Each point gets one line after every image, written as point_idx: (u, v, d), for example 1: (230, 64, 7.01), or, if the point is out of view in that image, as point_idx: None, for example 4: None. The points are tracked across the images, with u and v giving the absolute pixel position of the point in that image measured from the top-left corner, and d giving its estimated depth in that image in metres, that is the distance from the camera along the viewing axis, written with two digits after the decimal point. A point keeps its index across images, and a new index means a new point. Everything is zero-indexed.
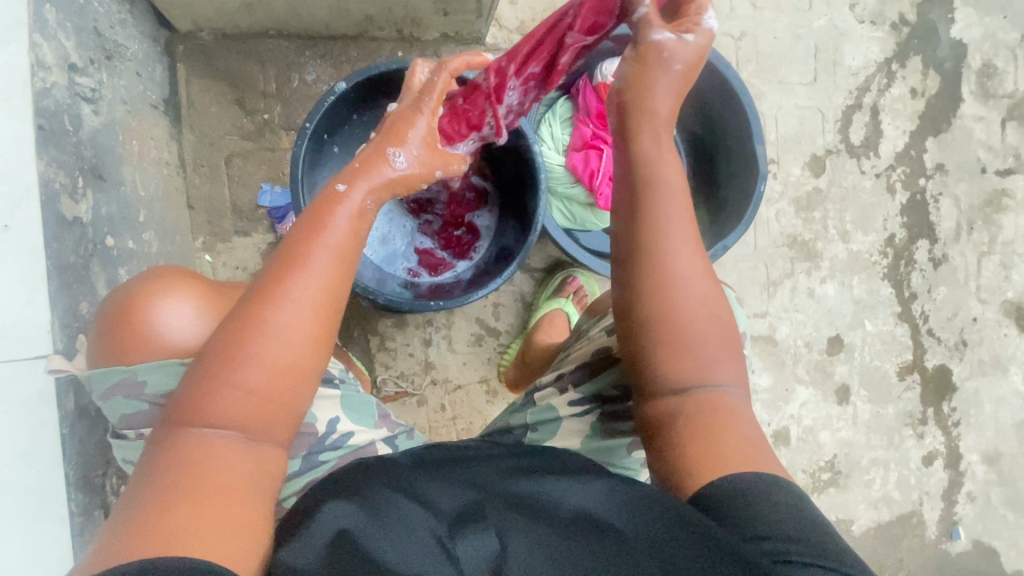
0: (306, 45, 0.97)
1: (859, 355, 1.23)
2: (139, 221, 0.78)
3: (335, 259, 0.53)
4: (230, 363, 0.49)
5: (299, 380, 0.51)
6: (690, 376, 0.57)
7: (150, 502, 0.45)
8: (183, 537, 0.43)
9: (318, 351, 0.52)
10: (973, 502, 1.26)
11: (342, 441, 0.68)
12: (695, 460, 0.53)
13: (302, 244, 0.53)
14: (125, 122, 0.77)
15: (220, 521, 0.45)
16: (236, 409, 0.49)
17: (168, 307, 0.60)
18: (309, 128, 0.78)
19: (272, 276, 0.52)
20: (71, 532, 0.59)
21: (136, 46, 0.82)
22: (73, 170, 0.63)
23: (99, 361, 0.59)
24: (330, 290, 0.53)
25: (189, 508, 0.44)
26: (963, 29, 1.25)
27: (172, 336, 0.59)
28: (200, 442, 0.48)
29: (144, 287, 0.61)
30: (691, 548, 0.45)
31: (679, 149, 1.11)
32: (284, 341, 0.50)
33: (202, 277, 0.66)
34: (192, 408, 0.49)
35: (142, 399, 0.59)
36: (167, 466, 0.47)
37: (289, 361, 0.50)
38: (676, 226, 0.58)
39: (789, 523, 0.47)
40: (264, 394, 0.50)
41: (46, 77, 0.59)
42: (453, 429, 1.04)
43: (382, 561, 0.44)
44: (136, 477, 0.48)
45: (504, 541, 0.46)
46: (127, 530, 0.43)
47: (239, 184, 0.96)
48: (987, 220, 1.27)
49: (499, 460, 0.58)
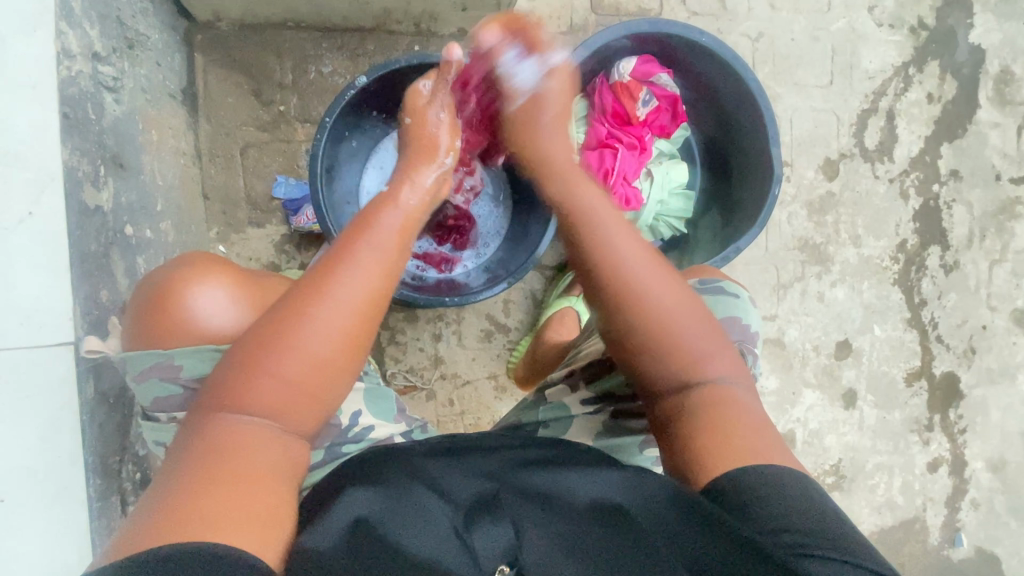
0: (323, 37, 0.97)
1: (867, 360, 1.23)
2: (157, 210, 0.78)
3: (379, 257, 0.54)
4: (269, 353, 0.50)
5: (333, 376, 0.51)
6: (678, 369, 0.57)
7: (182, 484, 0.45)
8: (214, 521, 0.42)
9: (356, 349, 0.52)
10: (977, 509, 1.26)
11: (364, 434, 0.69)
12: (706, 454, 0.53)
13: (352, 238, 0.55)
14: (145, 111, 0.77)
15: (249, 509, 0.44)
16: (272, 398, 0.49)
17: (203, 293, 0.60)
18: (328, 121, 0.78)
19: (323, 270, 0.53)
20: (90, 515, 0.60)
21: (156, 34, 0.83)
22: (95, 159, 0.63)
23: (135, 344, 0.60)
24: (375, 291, 0.53)
25: (221, 493, 0.44)
26: (982, 34, 1.24)
27: (208, 322, 0.59)
28: (236, 430, 0.48)
29: (178, 274, 0.61)
30: (705, 536, 0.45)
31: (693, 147, 1.12)
32: (323, 334, 0.50)
33: (234, 265, 0.66)
34: (229, 396, 0.49)
35: (178, 383, 0.59)
36: (201, 449, 0.47)
37: (326, 352, 0.51)
38: (614, 251, 0.59)
39: (803, 515, 0.47)
40: (301, 385, 0.50)
41: (71, 66, 0.60)
42: (461, 424, 1.05)
43: (397, 548, 0.45)
44: (169, 459, 0.48)
45: (519, 534, 0.46)
46: (157, 512, 0.43)
47: (255, 176, 0.96)
48: (1000, 228, 1.26)
49: (513, 449, 0.58)
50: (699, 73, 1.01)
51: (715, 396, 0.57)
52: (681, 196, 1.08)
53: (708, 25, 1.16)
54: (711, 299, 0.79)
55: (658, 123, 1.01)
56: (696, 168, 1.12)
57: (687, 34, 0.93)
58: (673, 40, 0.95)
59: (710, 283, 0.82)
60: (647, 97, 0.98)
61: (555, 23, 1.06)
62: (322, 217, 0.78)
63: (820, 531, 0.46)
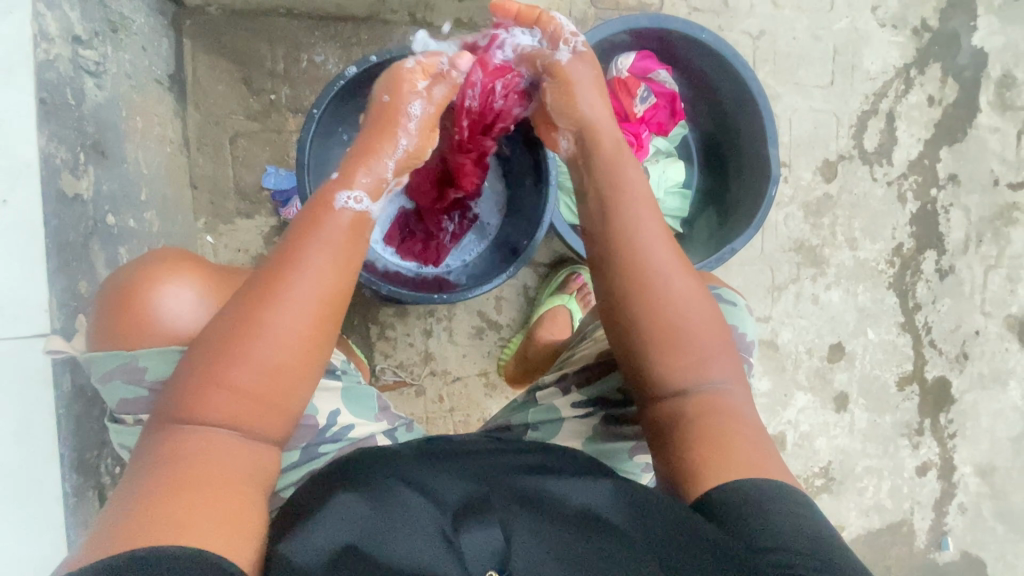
0: (316, 26, 0.95)
1: (860, 363, 1.22)
2: (141, 199, 0.76)
3: (336, 255, 0.55)
4: (227, 358, 0.49)
5: (295, 382, 0.51)
6: (686, 379, 0.57)
7: (142, 502, 0.44)
8: (169, 535, 0.42)
9: (318, 347, 0.52)
10: (963, 514, 1.27)
11: (342, 434, 0.68)
12: (701, 465, 0.53)
13: (306, 241, 0.55)
14: (129, 97, 0.75)
15: (206, 519, 0.44)
16: (228, 407, 0.49)
17: (169, 292, 0.59)
18: (316, 112, 0.76)
19: (275, 273, 0.52)
20: (64, 513, 0.59)
21: (142, 18, 0.80)
22: (75, 146, 0.61)
23: (99, 344, 0.57)
24: (330, 288, 0.53)
25: (179, 505, 0.44)
26: (985, 37, 1.23)
27: (172, 322, 0.58)
28: (198, 441, 0.48)
29: (145, 271, 0.60)
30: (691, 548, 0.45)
31: (691, 147, 1.10)
32: (285, 336, 0.50)
33: (203, 261, 0.64)
34: (188, 402, 0.49)
35: (142, 385, 0.58)
36: (161, 461, 0.47)
37: (284, 356, 0.50)
38: (647, 228, 0.61)
39: (796, 534, 0.47)
40: (260, 392, 0.50)
41: (49, 49, 0.58)
42: (451, 421, 1.04)
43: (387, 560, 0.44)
44: (128, 473, 0.47)
45: (509, 541, 0.45)
46: (120, 526, 0.42)
47: (244, 166, 0.94)
48: (996, 233, 1.26)
49: (498, 455, 0.58)
50: (698, 71, 1.00)
51: (712, 405, 0.57)
52: (677, 195, 1.07)
53: (709, 22, 1.15)
54: None
55: (657, 120, 1.00)
56: (693, 168, 1.10)
57: (688, 30, 0.91)
58: (674, 35, 0.94)
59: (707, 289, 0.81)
60: (645, 94, 0.96)
61: (554, 15, 1.04)
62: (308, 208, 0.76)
63: (813, 547, 0.46)
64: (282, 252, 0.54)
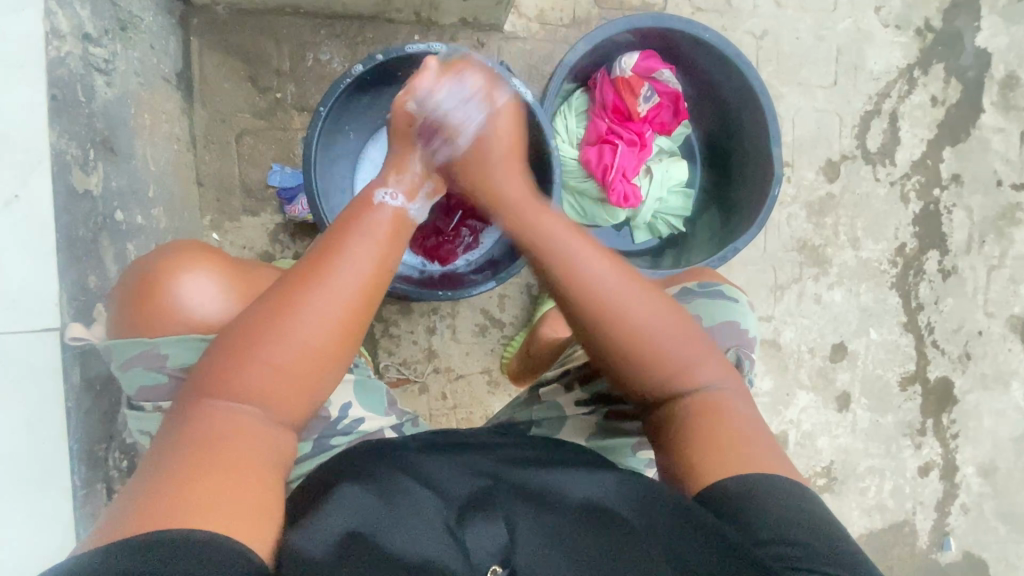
0: (321, 25, 0.95)
1: (862, 363, 1.23)
2: (149, 196, 0.77)
3: (371, 249, 0.56)
4: (264, 340, 0.50)
5: (325, 371, 0.52)
6: (672, 379, 0.57)
7: (172, 470, 0.45)
8: (198, 507, 0.42)
9: (349, 338, 0.53)
10: (966, 514, 1.27)
11: (354, 426, 0.69)
12: (703, 458, 0.53)
13: (350, 234, 0.56)
14: (138, 95, 0.76)
15: (233, 497, 0.44)
16: (261, 387, 0.50)
17: (195, 280, 0.59)
18: (322, 110, 0.77)
19: (318, 260, 0.54)
20: (74, 504, 0.60)
21: (150, 17, 0.81)
22: (85, 142, 0.62)
23: (121, 332, 0.59)
24: (370, 280, 0.55)
25: (211, 479, 0.45)
26: (989, 38, 1.23)
27: (199, 308, 0.59)
28: (229, 418, 0.49)
29: (168, 260, 0.60)
30: (695, 538, 0.46)
31: (693, 146, 1.11)
32: (318, 323, 0.51)
33: (223, 252, 0.65)
34: (220, 381, 0.50)
35: (163, 371, 0.58)
36: (194, 432, 0.48)
37: (318, 342, 0.51)
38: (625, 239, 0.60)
39: (801, 528, 0.47)
40: (291, 375, 0.51)
41: (60, 46, 0.59)
42: (455, 418, 1.05)
43: (390, 548, 0.44)
44: (153, 449, 0.48)
45: (512, 529, 0.46)
46: (148, 500, 0.43)
47: (250, 163, 0.95)
48: (999, 234, 1.26)
49: (505, 448, 0.58)
50: (701, 71, 1.00)
51: (707, 402, 0.57)
52: (680, 194, 1.08)
53: (713, 22, 1.15)
54: (707, 302, 0.79)
55: (659, 120, 1.00)
56: (695, 166, 1.11)
57: (692, 30, 0.92)
58: (678, 35, 0.94)
59: (708, 285, 0.82)
60: (648, 93, 0.97)
61: (558, 15, 1.04)
62: (314, 206, 0.77)
63: (820, 542, 0.46)
64: (324, 246, 0.56)
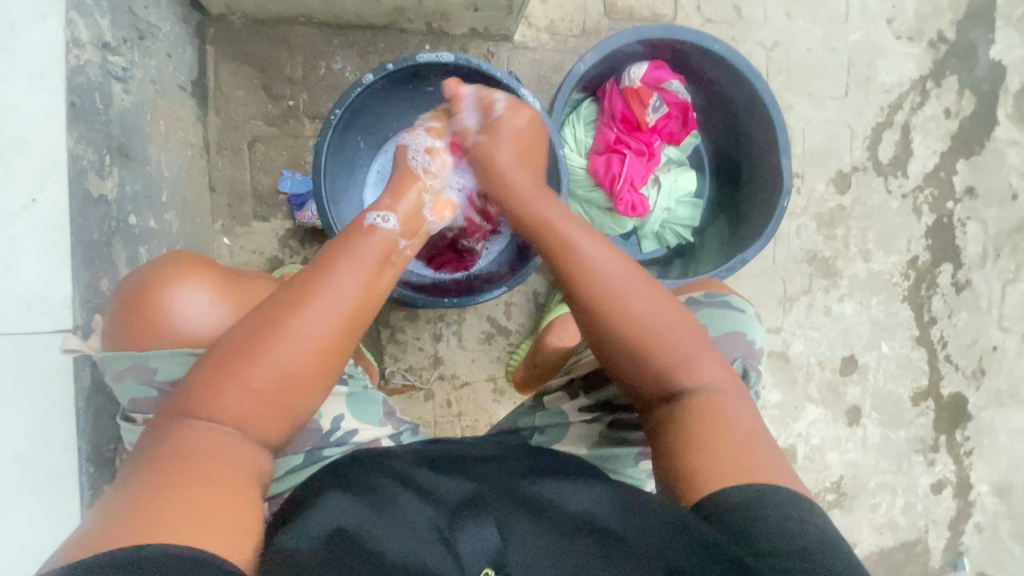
0: (334, 34, 0.97)
1: (873, 377, 1.21)
2: (162, 200, 0.78)
3: (358, 272, 0.57)
4: (247, 359, 0.51)
5: (306, 389, 0.52)
6: (669, 376, 0.58)
7: (145, 490, 0.45)
8: (167, 527, 0.42)
9: (330, 360, 0.54)
10: (980, 533, 1.24)
11: (347, 438, 0.69)
12: (695, 470, 0.53)
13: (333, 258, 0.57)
14: (154, 102, 0.77)
15: (204, 514, 0.44)
16: (241, 406, 0.50)
17: (186, 295, 0.61)
18: (334, 116, 0.78)
19: (305, 281, 0.55)
20: (79, 506, 0.60)
21: (168, 26, 0.83)
22: (101, 148, 0.63)
23: (113, 344, 0.59)
24: (353, 301, 0.55)
25: (182, 497, 0.44)
26: (1003, 50, 1.22)
27: (187, 323, 0.60)
28: (206, 437, 0.49)
29: (159, 275, 0.61)
30: (686, 552, 0.45)
31: (702, 156, 1.11)
32: (299, 345, 0.52)
33: (214, 264, 0.66)
34: (197, 400, 0.50)
35: (152, 385, 0.60)
36: (170, 452, 0.48)
37: (298, 363, 0.52)
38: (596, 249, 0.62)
39: (793, 538, 0.46)
40: (271, 393, 0.51)
41: (81, 55, 0.60)
42: (457, 426, 1.04)
43: (380, 552, 0.44)
44: (131, 465, 0.48)
45: (505, 539, 0.44)
46: (116, 518, 0.43)
47: (261, 169, 0.96)
48: (1015, 247, 1.24)
49: (499, 459, 0.57)
50: (710, 82, 1.00)
51: (705, 400, 0.57)
52: (687, 205, 1.07)
53: (723, 33, 1.15)
54: (717, 313, 0.79)
55: (667, 129, 1.00)
56: (703, 176, 1.11)
57: (700, 40, 0.92)
58: (686, 46, 0.94)
59: (716, 297, 0.82)
60: (657, 103, 0.96)
61: (568, 25, 1.05)
62: (323, 214, 0.78)
63: (811, 547, 0.46)
64: (309, 270, 0.57)
